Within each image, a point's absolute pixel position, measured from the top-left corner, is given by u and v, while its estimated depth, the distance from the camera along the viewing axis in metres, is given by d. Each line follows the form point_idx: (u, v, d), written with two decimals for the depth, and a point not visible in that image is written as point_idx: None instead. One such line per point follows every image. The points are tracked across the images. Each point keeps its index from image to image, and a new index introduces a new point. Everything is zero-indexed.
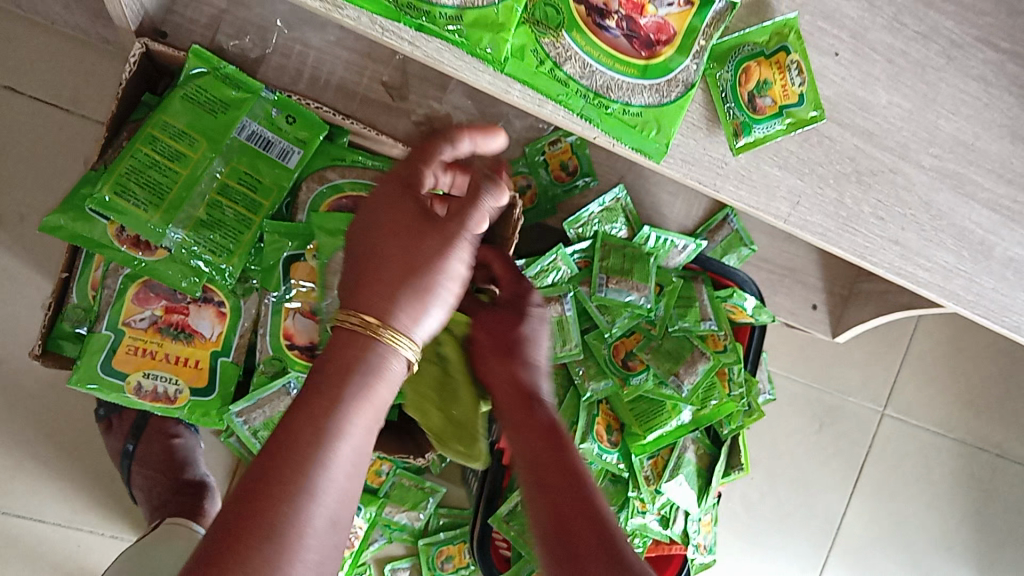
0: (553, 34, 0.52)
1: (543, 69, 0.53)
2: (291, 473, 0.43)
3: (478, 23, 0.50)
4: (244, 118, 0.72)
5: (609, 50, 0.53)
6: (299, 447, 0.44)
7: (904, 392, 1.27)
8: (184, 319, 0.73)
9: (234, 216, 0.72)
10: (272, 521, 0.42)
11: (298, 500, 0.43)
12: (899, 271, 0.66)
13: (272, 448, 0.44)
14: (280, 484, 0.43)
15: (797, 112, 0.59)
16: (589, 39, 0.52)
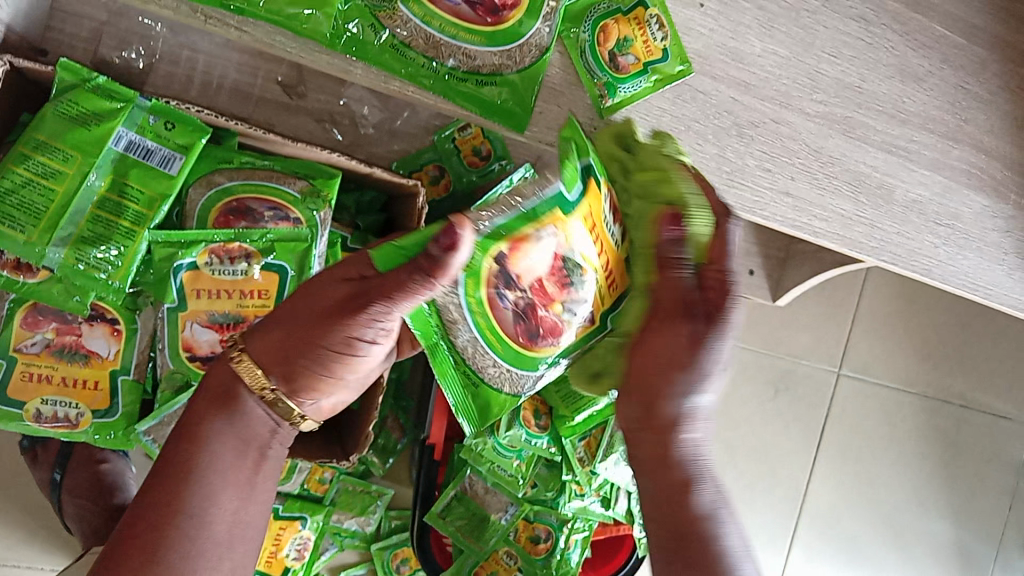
0: (389, 7, 0.52)
1: (384, 44, 0.53)
2: (175, 505, 0.54)
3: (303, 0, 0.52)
4: (119, 128, 0.70)
5: (451, 19, 0.52)
6: (178, 476, 0.55)
7: (860, 351, 1.25)
8: (78, 340, 0.71)
9: (116, 228, 0.70)
10: (151, 542, 0.53)
11: (176, 520, 0.54)
12: (795, 224, 0.63)
13: (158, 478, 0.55)
14: (160, 507, 0.54)
15: (663, 67, 0.58)
16: (428, 9, 0.52)
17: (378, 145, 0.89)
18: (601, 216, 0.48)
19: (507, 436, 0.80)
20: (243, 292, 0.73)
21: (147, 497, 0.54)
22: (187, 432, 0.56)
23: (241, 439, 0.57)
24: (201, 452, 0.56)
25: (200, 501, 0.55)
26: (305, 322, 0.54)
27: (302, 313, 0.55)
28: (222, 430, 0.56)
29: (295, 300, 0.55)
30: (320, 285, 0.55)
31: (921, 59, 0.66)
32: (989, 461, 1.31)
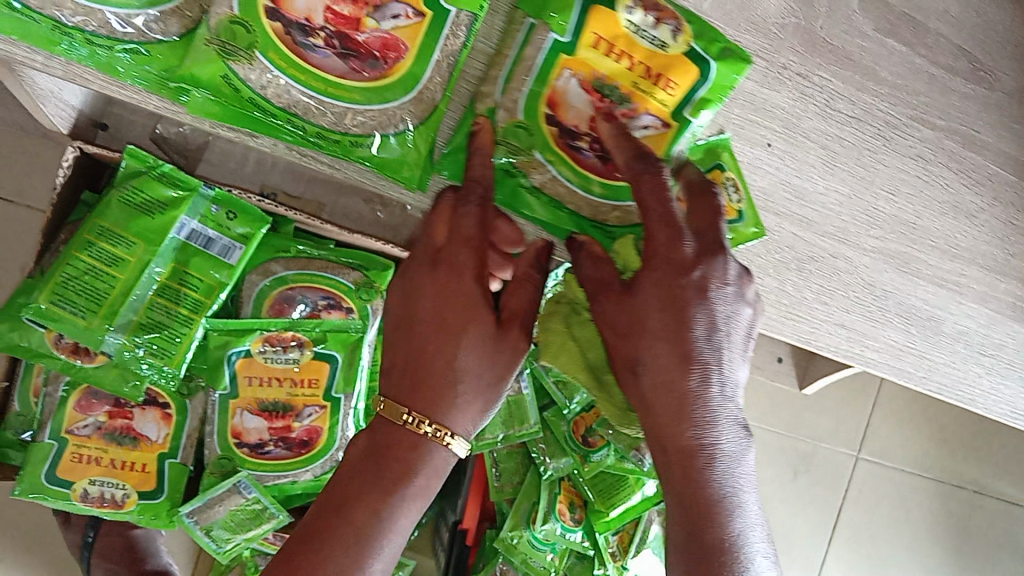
0: (523, 152, 0.50)
1: (513, 185, 0.52)
2: (339, 530, 0.48)
3: (383, 165, 0.49)
4: (183, 217, 0.71)
5: (578, 168, 0.51)
6: (321, 539, 0.48)
7: (879, 436, 1.26)
8: (129, 424, 0.72)
9: (175, 316, 0.71)
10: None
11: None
12: (848, 354, 0.65)
13: (305, 535, 0.48)
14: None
15: (738, 227, 0.56)
16: (560, 158, 0.50)
17: None
18: (619, 31, 0.44)
19: (543, 529, 0.83)
20: (294, 380, 0.74)
21: (322, 507, 0.49)
22: (371, 463, 0.50)
23: (420, 474, 0.50)
24: (382, 477, 0.49)
25: (375, 519, 0.49)
26: (430, 323, 0.50)
27: (423, 329, 0.50)
28: (405, 467, 0.49)
29: (413, 321, 0.50)
30: (432, 281, 0.50)
31: (975, 196, 0.67)
32: (1000, 548, 1.32)
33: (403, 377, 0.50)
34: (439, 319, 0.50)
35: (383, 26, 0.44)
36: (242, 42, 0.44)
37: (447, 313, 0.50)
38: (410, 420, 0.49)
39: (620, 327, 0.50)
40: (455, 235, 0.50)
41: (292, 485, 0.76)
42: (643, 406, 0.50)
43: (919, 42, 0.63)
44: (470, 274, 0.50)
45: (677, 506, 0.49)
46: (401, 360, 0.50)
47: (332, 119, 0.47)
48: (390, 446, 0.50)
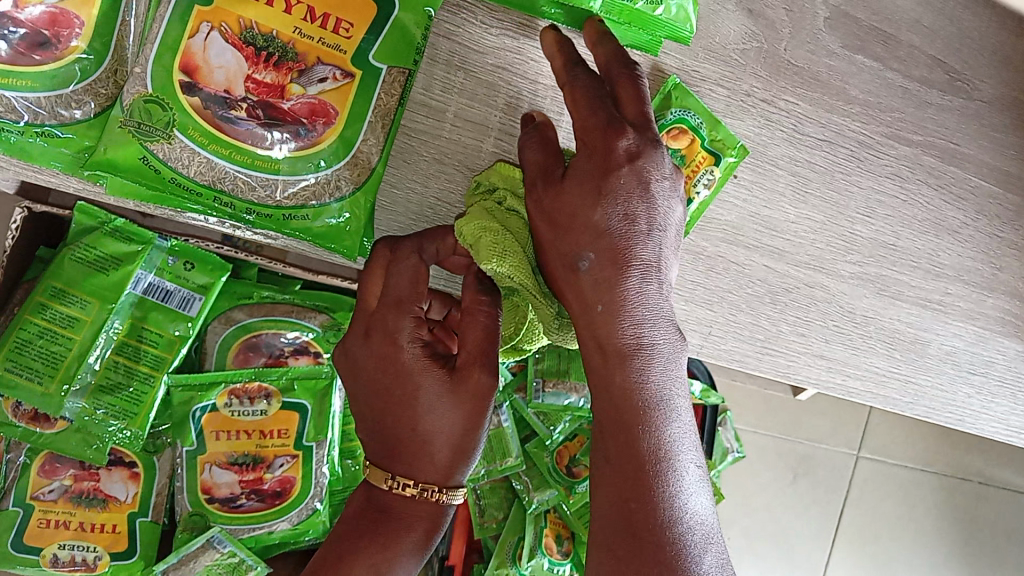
0: None
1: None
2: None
3: (318, 236, 0.46)
4: (139, 270, 0.69)
5: None
6: None
7: (879, 433, 1.24)
8: (95, 485, 0.70)
9: (136, 375, 0.69)
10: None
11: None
12: (829, 385, 0.62)
13: None
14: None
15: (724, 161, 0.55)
16: None
17: None
18: None
19: (530, 565, 0.79)
20: (263, 433, 0.72)
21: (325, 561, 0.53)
22: (365, 522, 0.53)
23: (411, 535, 0.53)
24: (373, 538, 0.52)
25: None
26: (380, 391, 0.50)
27: (373, 396, 0.50)
28: (393, 529, 0.52)
29: (368, 389, 0.51)
30: (372, 352, 0.50)
31: (956, 212, 0.64)
32: (1007, 538, 1.31)
33: (379, 447, 0.52)
34: (386, 383, 0.49)
35: (310, 90, 0.44)
36: (159, 122, 0.43)
37: (391, 377, 0.49)
38: (394, 484, 0.52)
39: (553, 219, 0.43)
40: (387, 300, 0.50)
41: (267, 536, 0.74)
42: (576, 301, 0.43)
43: (891, 56, 0.60)
44: (406, 336, 0.49)
45: (605, 420, 0.42)
46: (372, 426, 0.52)
47: (262, 194, 0.45)
48: (380, 507, 0.53)
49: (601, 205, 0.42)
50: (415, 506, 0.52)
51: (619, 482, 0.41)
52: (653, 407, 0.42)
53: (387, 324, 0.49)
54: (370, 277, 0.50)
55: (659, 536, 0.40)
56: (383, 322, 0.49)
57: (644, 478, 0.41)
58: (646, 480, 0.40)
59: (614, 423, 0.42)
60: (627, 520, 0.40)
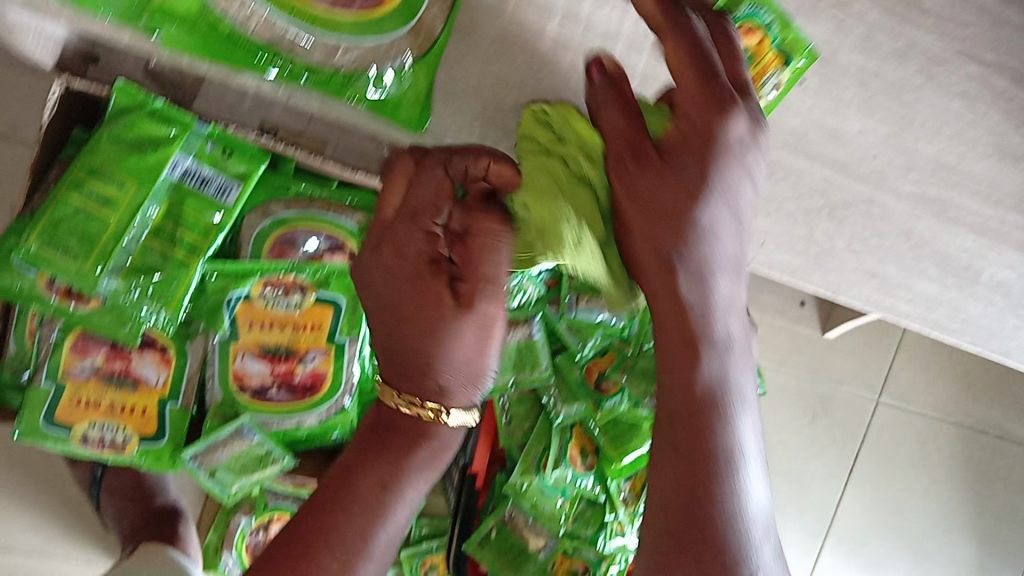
0: None
1: None
2: (345, 504, 0.51)
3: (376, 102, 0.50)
4: (176, 154, 0.67)
5: None
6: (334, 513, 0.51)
7: (902, 380, 1.23)
8: (127, 366, 0.70)
9: (170, 260, 0.68)
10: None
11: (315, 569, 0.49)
12: (879, 304, 0.61)
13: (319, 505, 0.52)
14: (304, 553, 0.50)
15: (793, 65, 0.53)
16: None
17: None
18: None
19: (554, 474, 0.80)
20: (296, 326, 0.72)
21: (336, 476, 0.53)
22: (372, 439, 0.53)
23: (422, 455, 0.53)
24: (381, 454, 0.53)
25: (377, 493, 0.52)
26: (389, 303, 0.51)
27: (383, 306, 0.51)
28: (404, 446, 0.53)
29: (379, 299, 0.51)
30: (387, 265, 0.51)
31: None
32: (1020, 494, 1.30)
33: (390, 369, 0.53)
34: (395, 295, 0.51)
35: None
36: None
37: (400, 288, 0.50)
38: (399, 399, 0.53)
39: (648, 203, 0.48)
40: (405, 210, 0.50)
41: (294, 431, 0.73)
42: (660, 278, 0.48)
43: None
44: (416, 249, 0.50)
45: (673, 388, 0.49)
46: (382, 337, 0.53)
47: (320, 57, 0.48)
48: (387, 424, 0.53)
49: (694, 201, 0.47)
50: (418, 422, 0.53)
51: (684, 438, 0.48)
52: (718, 389, 0.49)
53: (401, 235, 0.50)
54: (391, 184, 0.51)
55: (712, 479, 0.48)
56: (396, 233, 0.50)
57: (703, 445, 0.48)
58: (705, 425, 0.48)
59: (686, 401, 0.49)
60: (691, 482, 0.48)
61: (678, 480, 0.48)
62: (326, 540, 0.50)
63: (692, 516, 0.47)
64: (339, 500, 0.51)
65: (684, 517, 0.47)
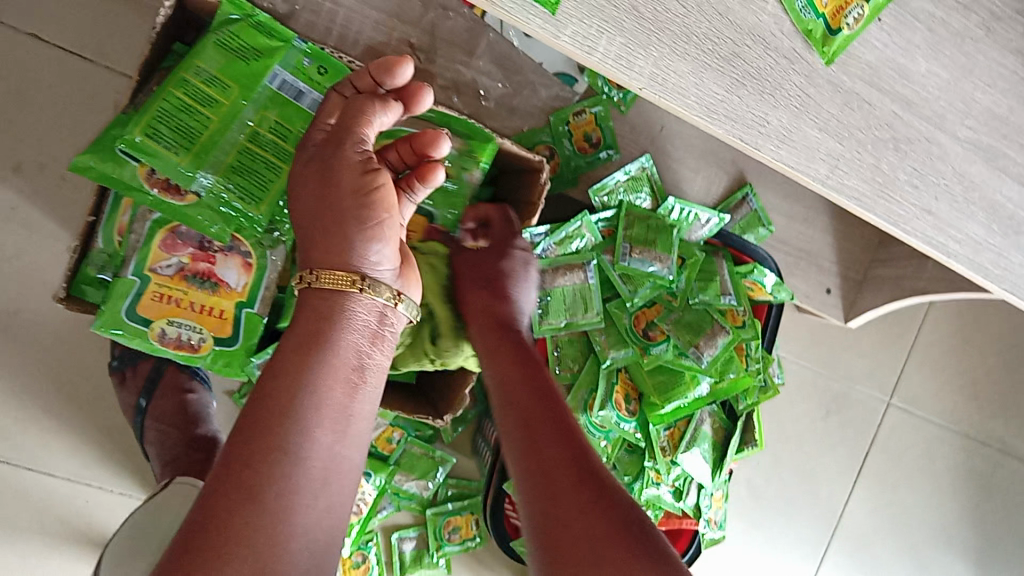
0: None
1: None
2: (267, 441, 0.50)
3: None
4: (276, 66, 0.73)
5: None
6: (251, 467, 0.49)
7: (911, 384, 1.28)
8: (210, 268, 0.73)
9: (262, 163, 0.71)
10: (256, 482, 0.49)
11: (272, 459, 0.50)
12: (932, 243, 0.66)
13: (226, 470, 0.49)
14: (254, 453, 0.50)
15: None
16: None
17: (496, 119, 0.89)
18: None
19: (599, 415, 0.85)
20: None
21: (243, 429, 0.51)
22: (284, 365, 0.54)
23: (338, 371, 0.55)
24: (297, 372, 0.53)
25: (298, 439, 0.51)
26: (313, 202, 0.58)
27: (309, 208, 0.58)
28: (320, 366, 0.54)
29: (307, 197, 0.58)
30: (311, 185, 0.59)
31: None
32: (1018, 510, 1.34)
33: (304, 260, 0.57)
34: (313, 194, 0.58)
35: None
36: None
37: (314, 192, 0.58)
38: (314, 280, 0.57)
39: (533, 439, 0.63)
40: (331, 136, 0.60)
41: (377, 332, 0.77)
42: (541, 457, 0.61)
43: None
44: (348, 163, 0.58)
45: (554, 472, 0.60)
46: (314, 237, 0.58)
47: None
48: (310, 327, 0.56)
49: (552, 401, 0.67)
50: (329, 302, 0.56)
51: (559, 472, 0.60)
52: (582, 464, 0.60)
53: (331, 148, 0.59)
54: (328, 106, 0.62)
55: (576, 474, 0.59)
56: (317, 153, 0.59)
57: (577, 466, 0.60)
58: (580, 468, 0.60)
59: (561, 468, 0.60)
60: (574, 490, 0.58)
61: (557, 472, 0.60)
62: (250, 499, 0.48)
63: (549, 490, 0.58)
64: (253, 456, 0.50)
65: (544, 487, 0.59)
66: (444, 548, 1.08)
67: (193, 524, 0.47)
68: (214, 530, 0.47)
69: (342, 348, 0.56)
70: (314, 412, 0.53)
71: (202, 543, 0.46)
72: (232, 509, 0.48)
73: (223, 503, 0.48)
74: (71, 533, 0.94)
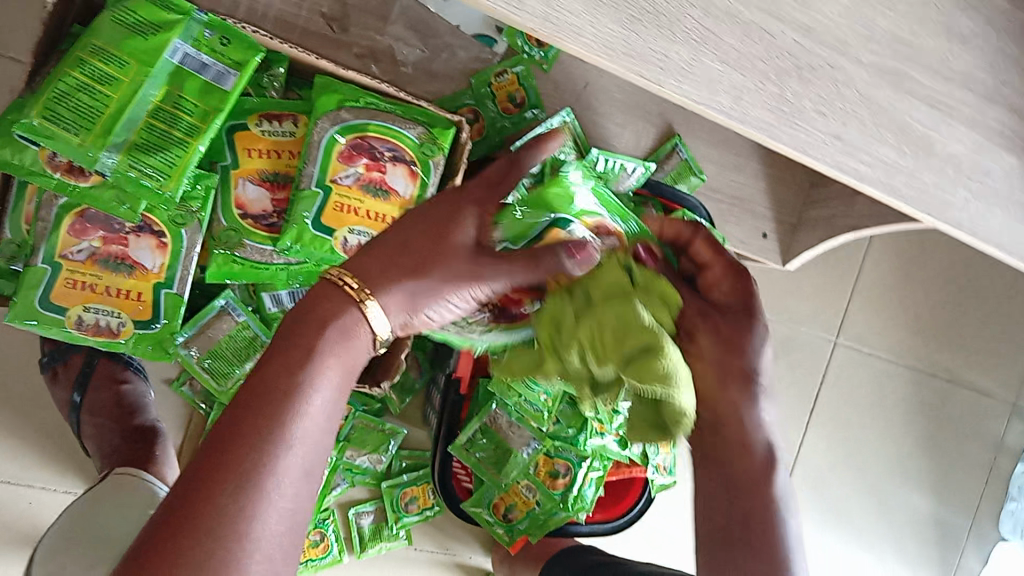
0: None
1: None
2: (254, 433, 0.48)
3: None
4: (176, 40, 0.70)
5: None
6: (235, 451, 0.47)
7: (857, 322, 1.29)
8: (124, 250, 0.71)
9: (171, 140, 0.69)
10: (240, 473, 0.47)
11: (266, 450, 0.48)
12: (844, 168, 0.66)
13: (210, 456, 0.47)
14: (243, 440, 0.48)
15: None
16: None
17: (415, 84, 0.89)
18: None
19: None
20: (274, 202, 0.76)
21: (238, 414, 0.49)
22: (286, 359, 0.51)
23: (339, 372, 0.53)
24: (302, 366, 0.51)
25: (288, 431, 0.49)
26: (417, 239, 0.57)
27: (408, 239, 0.58)
28: (322, 364, 0.52)
29: (404, 229, 0.58)
30: (416, 226, 0.58)
31: (967, 20, 0.68)
32: (970, 437, 1.36)
33: (368, 273, 0.55)
34: (413, 239, 0.57)
35: None
36: None
37: (420, 240, 0.57)
38: (360, 297, 0.54)
39: (713, 455, 0.68)
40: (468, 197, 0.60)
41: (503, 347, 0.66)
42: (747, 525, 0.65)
43: None
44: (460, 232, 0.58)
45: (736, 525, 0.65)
46: (388, 260, 0.56)
47: None
48: (327, 322, 0.54)
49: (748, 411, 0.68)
50: (355, 316, 0.54)
51: (738, 516, 0.65)
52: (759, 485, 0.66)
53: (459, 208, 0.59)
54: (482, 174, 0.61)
55: (750, 495, 0.66)
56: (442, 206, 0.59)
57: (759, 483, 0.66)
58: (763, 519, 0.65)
59: (734, 494, 0.66)
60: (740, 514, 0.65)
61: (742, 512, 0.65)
62: (236, 487, 0.46)
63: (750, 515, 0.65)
64: (243, 441, 0.47)
65: (743, 517, 0.65)
66: (403, 519, 1.07)
67: (172, 507, 0.46)
68: (193, 519, 0.45)
69: (350, 352, 0.54)
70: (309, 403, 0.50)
71: (172, 536, 0.44)
72: (219, 495, 0.46)
73: (204, 490, 0.46)
74: (13, 539, 0.91)
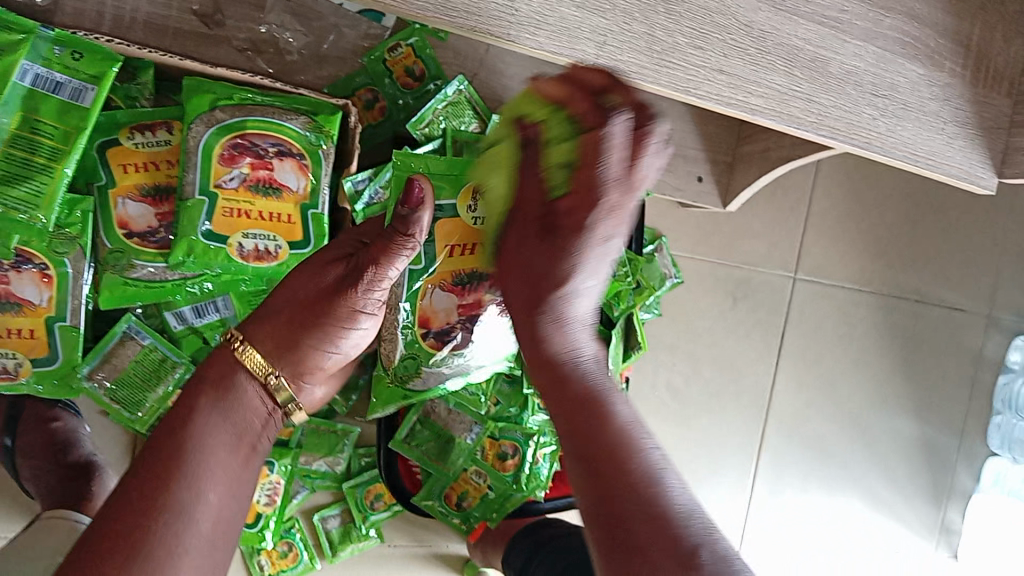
0: None
1: None
2: (159, 497, 0.53)
3: None
4: (24, 61, 0.66)
5: None
6: (137, 517, 0.52)
7: (814, 254, 1.26)
8: (7, 288, 0.70)
9: (34, 168, 0.67)
10: (137, 534, 0.51)
11: (160, 513, 0.52)
12: (731, 101, 0.62)
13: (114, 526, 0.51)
14: (140, 507, 0.52)
15: None
16: None
17: (305, 72, 0.84)
18: None
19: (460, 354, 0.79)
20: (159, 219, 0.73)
21: (137, 482, 0.54)
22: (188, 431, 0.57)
23: (232, 442, 0.59)
24: (194, 437, 0.57)
25: (187, 493, 0.54)
26: (288, 296, 0.66)
27: (284, 300, 0.66)
28: (217, 434, 0.58)
29: (284, 290, 0.66)
30: (294, 285, 0.66)
31: None
32: (948, 354, 1.33)
33: (258, 328, 0.65)
34: (289, 297, 0.66)
35: None
36: None
37: (291, 296, 0.66)
38: (241, 346, 0.64)
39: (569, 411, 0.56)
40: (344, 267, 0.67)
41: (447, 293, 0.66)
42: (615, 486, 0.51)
43: None
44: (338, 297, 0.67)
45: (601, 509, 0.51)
46: (273, 314, 0.66)
47: None
48: (225, 389, 0.61)
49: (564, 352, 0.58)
50: (243, 386, 0.63)
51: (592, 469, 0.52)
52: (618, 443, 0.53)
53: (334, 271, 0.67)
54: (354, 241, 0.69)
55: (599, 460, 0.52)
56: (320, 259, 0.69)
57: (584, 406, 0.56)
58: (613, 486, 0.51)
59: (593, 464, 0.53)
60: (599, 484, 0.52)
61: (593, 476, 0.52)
62: (131, 550, 0.50)
63: (604, 470, 0.52)
64: (143, 506, 0.52)
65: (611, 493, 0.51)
66: (371, 518, 1.06)
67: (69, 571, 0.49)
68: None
69: (242, 424, 0.61)
70: (205, 468, 0.56)
71: None
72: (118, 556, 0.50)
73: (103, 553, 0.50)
74: None
